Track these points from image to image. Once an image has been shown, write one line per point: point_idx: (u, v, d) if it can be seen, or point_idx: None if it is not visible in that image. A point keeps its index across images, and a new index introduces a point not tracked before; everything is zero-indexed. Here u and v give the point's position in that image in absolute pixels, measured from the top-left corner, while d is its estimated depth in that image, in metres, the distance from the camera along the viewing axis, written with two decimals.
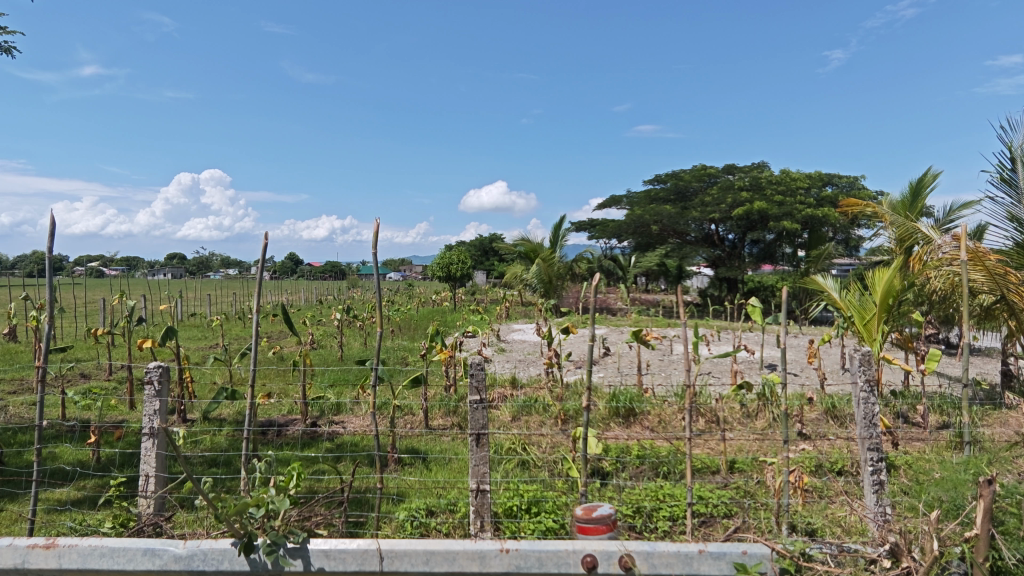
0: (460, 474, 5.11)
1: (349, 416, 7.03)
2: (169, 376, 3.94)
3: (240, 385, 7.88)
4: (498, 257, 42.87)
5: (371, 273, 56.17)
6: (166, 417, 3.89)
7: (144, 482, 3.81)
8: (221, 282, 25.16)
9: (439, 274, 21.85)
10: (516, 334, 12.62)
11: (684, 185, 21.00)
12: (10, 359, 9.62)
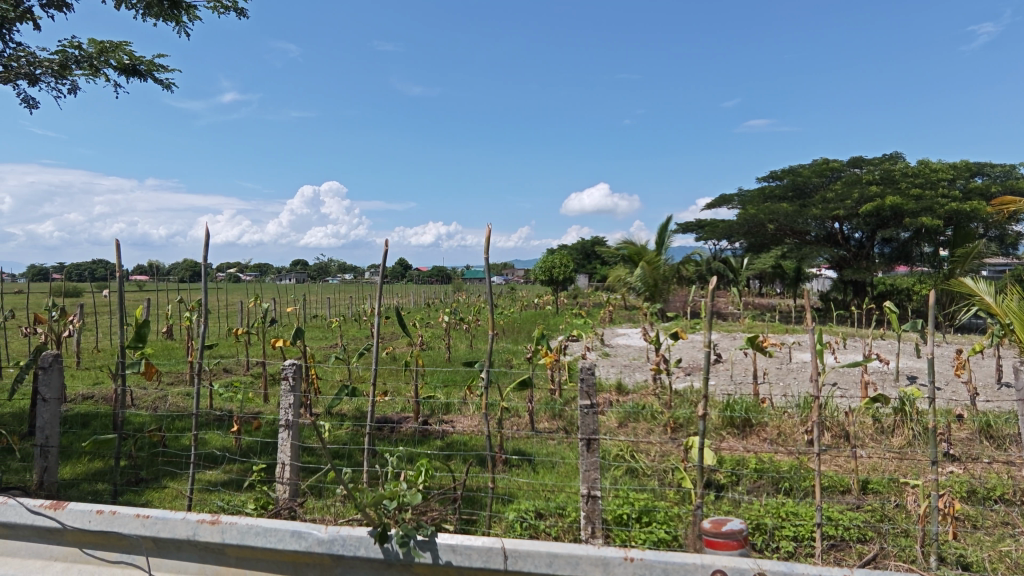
0: (567, 478, 5.10)
1: (458, 416, 7.27)
2: (302, 373, 4.29)
3: (359, 382, 8.42)
4: (600, 261, 42.51)
5: (474, 277, 57.92)
6: (299, 411, 4.25)
7: (281, 469, 4.21)
8: (339, 286, 27.08)
9: (540, 278, 22.03)
10: (620, 339, 12.44)
11: (803, 181, 19.62)
12: (168, 354, 10.96)
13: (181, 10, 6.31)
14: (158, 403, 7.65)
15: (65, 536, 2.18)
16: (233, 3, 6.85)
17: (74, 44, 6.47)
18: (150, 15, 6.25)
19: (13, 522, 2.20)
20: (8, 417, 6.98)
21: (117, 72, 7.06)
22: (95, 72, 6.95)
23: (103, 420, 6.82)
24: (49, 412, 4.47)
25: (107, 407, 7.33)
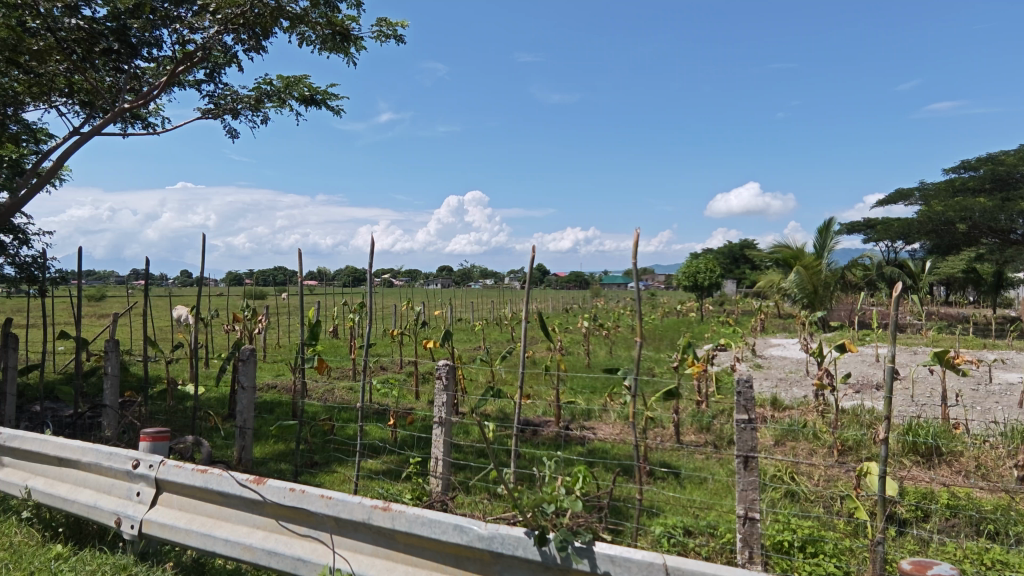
0: (718, 496, 4.82)
1: (598, 423, 7.21)
2: (454, 374, 4.54)
3: (502, 385, 8.71)
4: (750, 266, 39.76)
5: (611, 282, 57.18)
6: (452, 410, 4.49)
7: (435, 463, 4.48)
8: (481, 291, 28.25)
9: (682, 283, 21.14)
10: (774, 350, 11.51)
11: (1006, 171, 16.75)
12: (335, 352, 12.20)
13: (350, 42, 7.00)
14: (327, 395, 8.54)
15: (264, 508, 2.45)
16: (393, 31, 7.46)
17: (267, 81, 7.48)
18: (326, 49, 7.03)
19: (225, 492, 2.53)
20: (214, 401, 8.24)
21: (299, 102, 8.03)
22: (282, 103, 7.97)
23: (285, 408, 7.78)
24: (246, 398, 5.18)
25: (288, 396, 8.35)
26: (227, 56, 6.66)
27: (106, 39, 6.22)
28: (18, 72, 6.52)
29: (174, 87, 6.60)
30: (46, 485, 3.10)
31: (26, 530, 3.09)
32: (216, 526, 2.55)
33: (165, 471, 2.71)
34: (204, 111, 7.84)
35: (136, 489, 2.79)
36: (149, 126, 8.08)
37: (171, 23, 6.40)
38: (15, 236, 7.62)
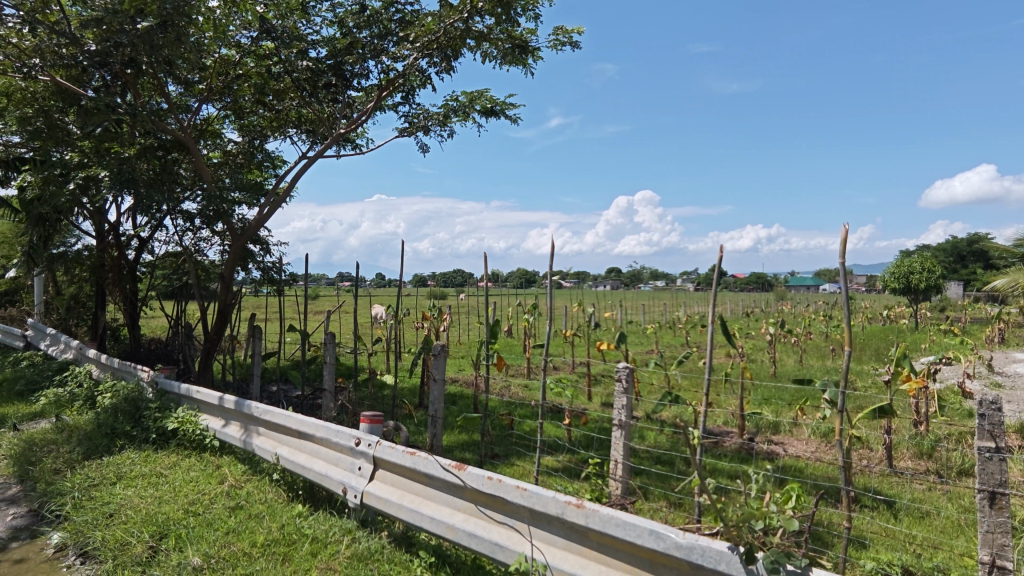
0: (947, 535, 4.12)
1: (789, 438, 6.61)
2: (634, 376, 4.49)
3: (678, 391, 8.37)
4: (983, 264, 33.31)
5: (797, 285, 51.83)
6: (631, 413, 4.45)
7: (614, 466, 4.48)
8: (653, 293, 27.52)
9: (890, 286, 18.41)
10: (1020, 366, 9.51)
11: None
12: (511, 350, 12.81)
13: (528, 54, 7.28)
14: (505, 392, 8.97)
15: (464, 493, 2.66)
16: (569, 37, 7.61)
17: (454, 98, 8.10)
18: (507, 63, 7.38)
19: (429, 473, 2.80)
20: (408, 390, 9.16)
21: (480, 115, 8.56)
22: (466, 117, 8.58)
23: (467, 401, 8.34)
24: (437, 390, 5.65)
25: (470, 390, 8.95)
26: (422, 80, 7.34)
27: (327, 74, 7.21)
28: (264, 109, 7.95)
29: (379, 111, 7.48)
30: (289, 453, 3.70)
31: (276, 489, 3.72)
32: (423, 505, 2.84)
33: (380, 450, 3.07)
34: (401, 130, 8.75)
35: (358, 464, 3.21)
36: (357, 147, 9.24)
37: (377, 55, 7.19)
38: (260, 245, 9.25)
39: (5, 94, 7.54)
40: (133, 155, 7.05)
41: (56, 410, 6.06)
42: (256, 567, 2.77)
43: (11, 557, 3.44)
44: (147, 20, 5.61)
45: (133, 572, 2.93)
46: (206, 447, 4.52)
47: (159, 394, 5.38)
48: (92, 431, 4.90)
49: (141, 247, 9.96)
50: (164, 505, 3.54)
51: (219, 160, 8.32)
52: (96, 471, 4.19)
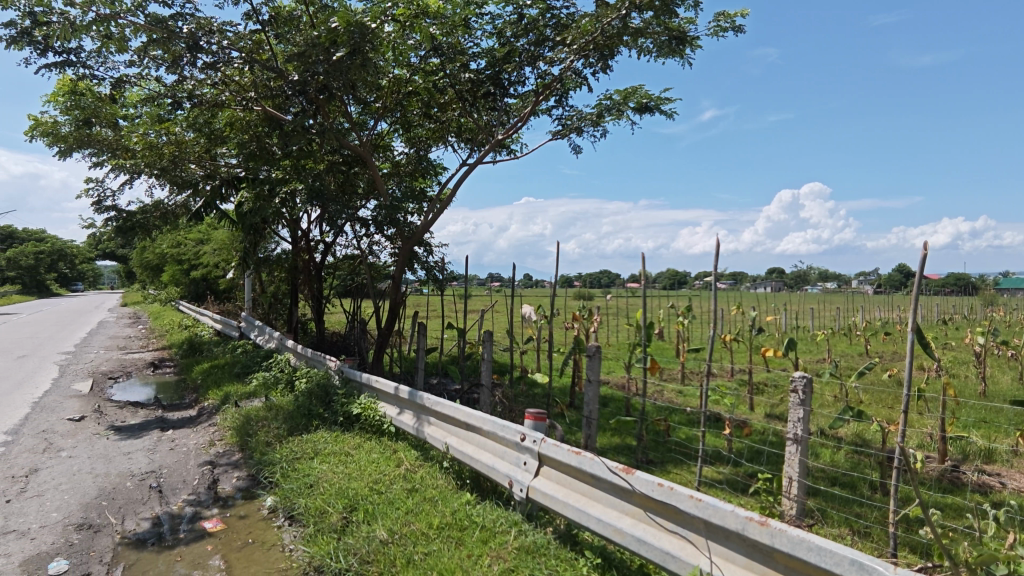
0: None
1: (1008, 469, 5.58)
2: (812, 388, 4.08)
3: (860, 406, 7.46)
4: None
5: (1012, 287, 43.49)
6: (809, 427, 4.05)
7: (788, 484, 4.12)
8: (822, 296, 24.91)
9: None
10: None
11: None
12: (664, 354, 12.39)
13: (687, 44, 6.97)
14: (658, 396, 8.70)
15: (632, 497, 2.62)
16: (731, 22, 7.16)
17: (608, 97, 8.04)
18: (663, 56, 7.15)
19: (596, 474, 2.80)
20: (559, 390, 9.28)
21: (635, 111, 8.38)
22: (620, 114, 8.46)
23: (619, 404, 8.22)
24: (591, 391, 5.57)
25: (621, 393, 8.81)
26: (578, 81, 7.38)
27: (486, 84, 7.58)
28: (430, 122, 8.56)
29: (535, 116, 7.68)
30: (458, 443, 3.94)
31: (446, 475, 3.97)
32: (588, 504, 2.85)
33: (546, 447, 3.14)
34: (555, 133, 8.87)
35: (524, 459, 3.31)
36: (512, 151, 9.53)
37: (534, 61, 7.37)
38: (424, 247, 9.97)
39: (227, 123, 8.94)
40: (323, 170, 7.98)
41: (265, 391, 7.09)
42: (433, 548, 2.99)
43: (237, 512, 4.09)
44: (340, 50, 6.31)
45: (331, 538, 3.33)
46: (385, 432, 4.98)
47: (344, 382, 6.03)
48: (293, 411, 5.65)
49: (326, 251, 11.26)
50: (353, 481, 3.96)
51: (390, 171, 9.10)
52: (297, 447, 4.81)
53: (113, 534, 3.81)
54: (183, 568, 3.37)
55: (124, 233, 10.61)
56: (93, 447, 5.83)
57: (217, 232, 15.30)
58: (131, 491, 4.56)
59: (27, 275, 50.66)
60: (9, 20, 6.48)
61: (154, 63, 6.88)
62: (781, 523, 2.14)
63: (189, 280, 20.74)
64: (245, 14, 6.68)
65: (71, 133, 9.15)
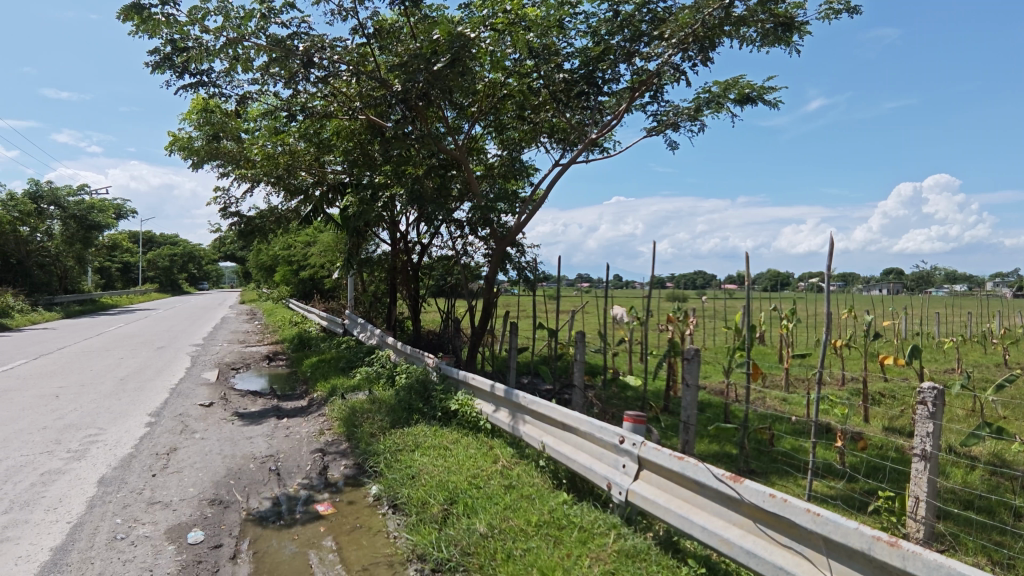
0: None
1: None
2: (944, 400, 3.68)
3: (999, 422, 6.67)
4: None
5: None
6: (939, 443, 3.68)
7: (913, 505, 3.77)
8: (950, 299, 22.48)
9: None
10: None
11: None
12: (766, 359, 11.74)
13: (795, 30, 6.56)
14: (759, 403, 8.27)
15: (741, 507, 2.51)
16: (845, 3, 6.65)
17: (707, 89, 7.73)
18: (768, 44, 6.78)
19: (700, 481, 2.71)
20: (653, 393, 9.05)
21: (735, 103, 8.01)
22: (719, 107, 8.11)
23: (718, 410, 7.88)
24: (689, 396, 5.33)
25: (719, 398, 8.45)
26: (676, 76, 7.18)
27: (580, 84, 7.50)
28: (523, 124, 8.65)
29: (630, 113, 7.55)
30: (554, 443, 3.95)
31: (542, 474, 3.99)
32: (691, 511, 2.76)
33: (646, 451, 3.08)
34: (650, 130, 8.66)
35: (622, 462, 3.26)
36: (605, 150, 9.41)
37: (629, 58, 7.24)
38: (517, 248, 10.08)
39: (334, 132, 9.53)
40: (421, 175, 8.30)
41: (368, 385, 7.48)
42: (532, 544, 3.02)
43: (346, 498, 4.35)
44: (441, 59, 6.53)
45: (432, 529, 3.47)
46: (481, 429, 5.09)
47: (441, 378, 6.23)
48: (395, 404, 5.92)
49: (423, 252, 11.69)
50: (452, 474, 4.08)
51: (483, 173, 9.29)
52: (399, 439, 5.04)
53: (239, 511, 4.18)
54: (301, 545, 3.64)
55: (246, 237, 11.63)
56: (221, 431, 6.43)
57: (323, 234, 16.34)
58: (253, 472, 4.98)
59: (162, 275, 56.79)
60: (155, 48, 7.29)
61: (272, 79, 7.47)
62: (914, 546, 1.96)
63: (298, 280, 22.33)
64: (352, 29, 7.09)
65: (202, 147, 10.15)
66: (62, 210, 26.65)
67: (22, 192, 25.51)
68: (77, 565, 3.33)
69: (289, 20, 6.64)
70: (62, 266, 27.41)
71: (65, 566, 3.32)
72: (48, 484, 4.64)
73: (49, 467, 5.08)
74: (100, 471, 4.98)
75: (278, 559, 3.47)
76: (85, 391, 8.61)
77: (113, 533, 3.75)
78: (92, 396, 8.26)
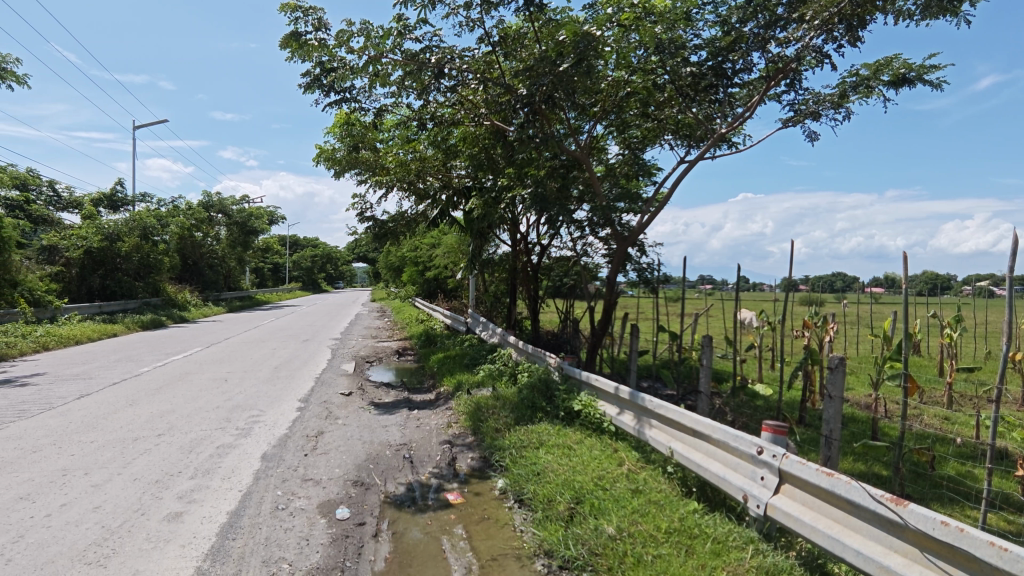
0: None
1: None
2: None
3: None
4: None
5: None
6: None
7: None
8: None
9: None
10: None
11: None
12: (922, 371, 10.48)
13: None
14: (914, 420, 7.39)
15: (905, 533, 2.29)
16: None
17: (854, 73, 7.04)
18: (930, 17, 6.05)
19: (855, 501, 2.50)
20: (787, 404, 8.45)
21: (888, 86, 7.22)
22: (869, 92, 7.37)
23: (864, 426, 7.18)
24: (833, 408, 4.79)
25: (866, 413, 7.67)
26: (818, 61, 6.66)
27: (708, 77, 7.17)
28: (647, 121, 8.43)
29: (765, 104, 7.08)
30: (684, 449, 3.83)
31: (669, 481, 3.88)
32: (843, 533, 2.55)
33: (789, 464, 2.89)
34: (786, 121, 8.07)
35: (761, 473, 3.09)
36: (734, 145, 8.90)
37: (765, 45, 6.84)
38: (638, 249, 9.87)
39: (460, 139, 9.93)
40: (544, 176, 8.34)
41: (491, 382, 7.74)
42: (663, 551, 2.96)
43: (474, 489, 4.53)
44: (566, 60, 6.58)
45: (559, 526, 3.52)
46: (604, 431, 5.06)
47: (564, 379, 6.28)
48: (519, 402, 6.06)
49: (542, 253, 11.82)
50: (577, 474, 4.10)
51: (604, 173, 9.04)
52: (524, 436, 5.15)
53: (379, 493, 4.51)
54: (434, 530, 3.86)
55: (380, 239, 12.52)
56: (360, 418, 6.98)
57: (447, 237, 17.12)
58: (390, 458, 5.35)
59: (305, 275, 62.87)
60: (306, 70, 8.09)
61: (406, 92, 7.98)
62: None
63: (423, 280, 23.62)
64: (479, 38, 7.37)
65: (344, 157, 11.08)
66: (227, 217, 30.45)
67: (198, 202, 29.51)
68: (249, 528, 3.79)
69: (422, 34, 7.05)
70: (227, 266, 31.29)
71: (239, 528, 3.79)
72: (222, 456, 5.33)
73: (223, 441, 5.83)
74: (262, 448, 5.63)
75: (415, 541, 3.70)
76: (247, 377, 9.76)
77: (276, 503, 4.23)
78: (253, 381, 9.36)
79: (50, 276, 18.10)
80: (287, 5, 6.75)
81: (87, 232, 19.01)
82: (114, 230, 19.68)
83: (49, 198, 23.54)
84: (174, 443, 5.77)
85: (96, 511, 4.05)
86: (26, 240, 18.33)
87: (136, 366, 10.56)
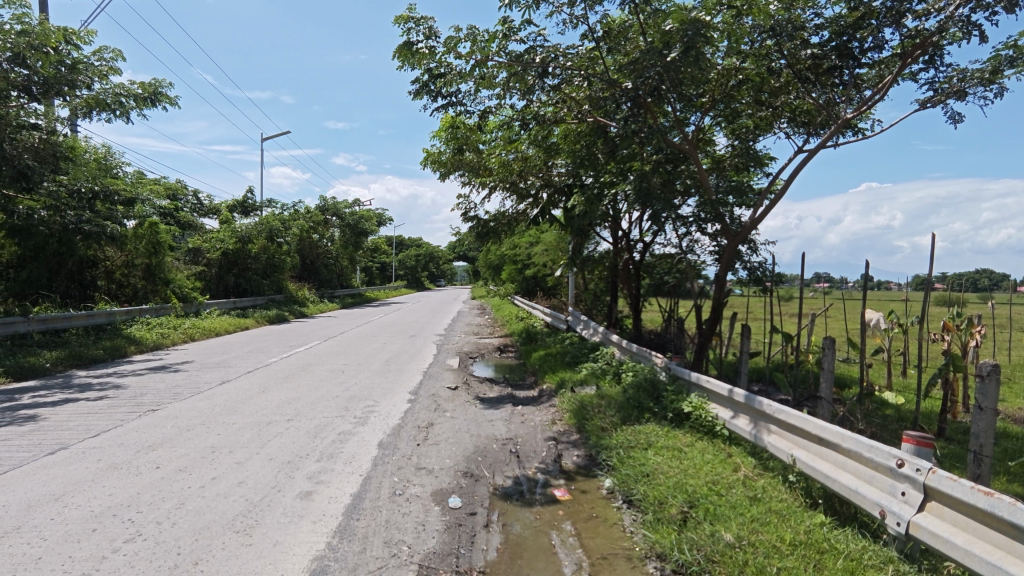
0: None
1: None
2: None
3: None
4: None
5: None
6: None
7: None
8: None
9: None
10: None
11: None
12: None
13: None
14: None
15: None
16: None
17: (1011, 43, 6.21)
18: None
19: (1020, 525, 2.22)
20: (923, 414, 7.65)
21: None
22: None
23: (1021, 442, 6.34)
24: (984, 422, 4.25)
25: (1022, 428, 6.76)
26: (965, 33, 5.96)
27: (831, 58, 6.69)
28: (760, 110, 7.96)
29: (899, 84, 6.44)
30: (809, 458, 3.58)
31: (792, 491, 3.66)
32: (1006, 559, 2.26)
33: (936, 480, 2.62)
34: (924, 101, 7.28)
35: (902, 489, 2.82)
36: (861, 130, 8.17)
37: (899, 19, 6.22)
38: (748, 245, 9.37)
39: (562, 137, 9.93)
40: (648, 171, 8.11)
41: (594, 380, 7.71)
42: (789, 564, 2.80)
43: (580, 487, 4.54)
44: (674, 50, 6.40)
45: (672, 530, 3.43)
46: (717, 435, 4.87)
47: (672, 379, 6.10)
48: (625, 401, 5.98)
49: (645, 250, 11.55)
50: (689, 477, 3.97)
51: (711, 166, 8.77)
52: (631, 436, 5.07)
53: (488, 485, 4.65)
54: (543, 525, 3.90)
55: (483, 238, 12.88)
56: (467, 412, 7.21)
57: (547, 235, 17.22)
58: (497, 452, 5.49)
59: (410, 274, 65.94)
60: (416, 77, 8.47)
61: (510, 93, 8.11)
62: None
63: (522, 278, 23.94)
64: (583, 34, 7.33)
65: (449, 159, 11.52)
66: (340, 220, 32.65)
67: (315, 206, 31.93)
68: (371, 510, 4.06)
69: (527, 35, 7.13)
70: (341, 265, 33.54)
71: (362, 510, 4.07)
72: (343, 442, 5.74)
73: (343, 428, 6.27)
74: (378, 436, 5.99)
75: (524, 534, 3.77)
76: (362, 369, 10.42)
77: (394, 489, 4.48)
78: (367, 373, 9.98)
79: (195, 275, 20.37)
80: (400, 17, 7.10)
81: (225, 235, 21.16)
82: (246, 233, 21.76)
83: (193, 205, 26.50)
84: (302, 428, 6.29)
85: (241, 485, 4.51)
86: (176, 243, 20.74)
87: (266, 357, 11.62)
